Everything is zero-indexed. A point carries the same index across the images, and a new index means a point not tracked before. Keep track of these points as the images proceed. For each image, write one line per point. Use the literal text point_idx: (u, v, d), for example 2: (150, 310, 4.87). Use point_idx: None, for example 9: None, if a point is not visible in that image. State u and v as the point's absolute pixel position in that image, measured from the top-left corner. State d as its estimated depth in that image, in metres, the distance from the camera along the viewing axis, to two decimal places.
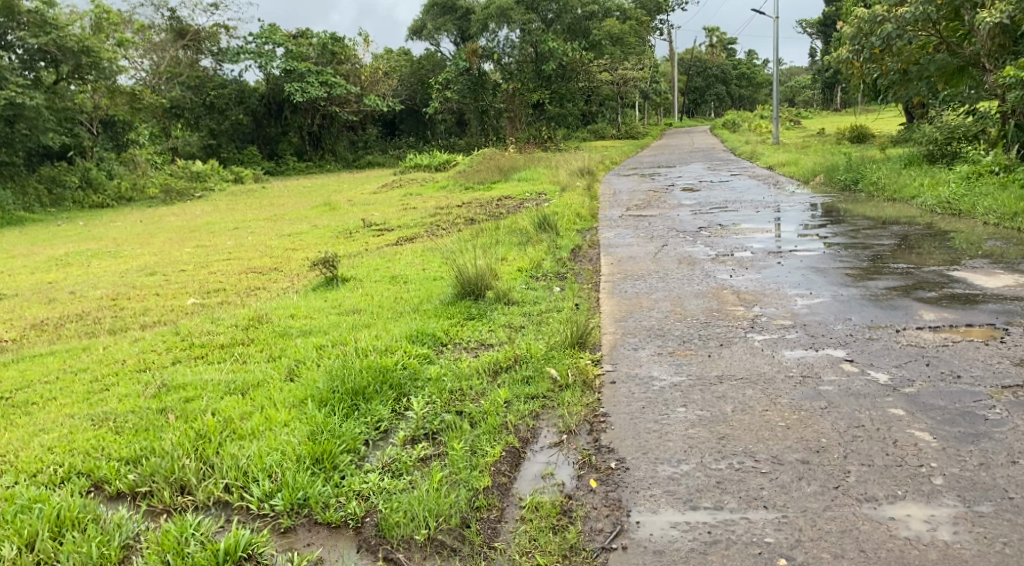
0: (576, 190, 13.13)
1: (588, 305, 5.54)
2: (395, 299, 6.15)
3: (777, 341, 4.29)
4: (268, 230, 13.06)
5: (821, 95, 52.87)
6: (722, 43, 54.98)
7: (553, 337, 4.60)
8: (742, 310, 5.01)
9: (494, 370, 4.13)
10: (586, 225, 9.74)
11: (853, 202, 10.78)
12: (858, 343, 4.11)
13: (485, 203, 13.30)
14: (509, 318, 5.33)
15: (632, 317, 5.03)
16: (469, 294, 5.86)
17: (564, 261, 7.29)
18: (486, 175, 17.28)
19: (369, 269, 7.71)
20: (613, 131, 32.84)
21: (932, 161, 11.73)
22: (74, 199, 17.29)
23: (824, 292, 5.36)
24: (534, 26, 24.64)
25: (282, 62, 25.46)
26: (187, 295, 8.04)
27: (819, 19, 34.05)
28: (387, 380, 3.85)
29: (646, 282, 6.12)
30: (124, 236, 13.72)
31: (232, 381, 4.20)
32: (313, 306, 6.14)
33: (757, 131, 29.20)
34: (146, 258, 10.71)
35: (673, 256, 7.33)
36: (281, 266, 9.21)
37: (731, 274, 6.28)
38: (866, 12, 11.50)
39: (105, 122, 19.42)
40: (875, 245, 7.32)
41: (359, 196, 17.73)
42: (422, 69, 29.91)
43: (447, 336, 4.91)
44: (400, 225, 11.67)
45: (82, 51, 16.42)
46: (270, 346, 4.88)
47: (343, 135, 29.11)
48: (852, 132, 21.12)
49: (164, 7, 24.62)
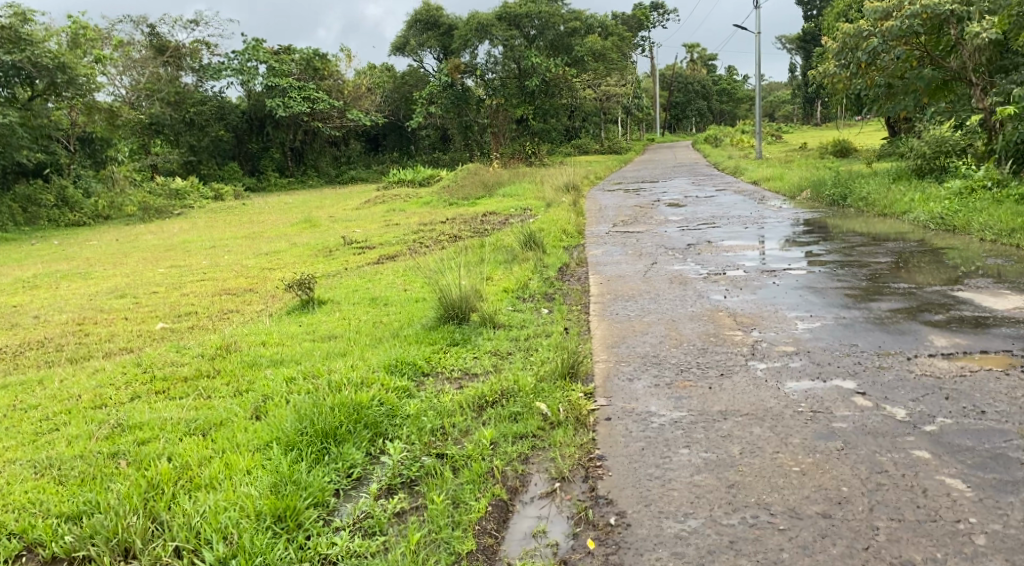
0: (562, 205, 12.90)
1: (577, 330, 5.23)
2: (374, 324, 5.82)
3: (781, 371, 4.00)
4: (246, 249, 12.71)
5: (803, 110, 53.16)
6: (704, 58, 55.19)
7: (541, 367, 4.29)
8: (740, 335, 4.72)
9: (479, 404, 3.82)
10: (573, 242, 9.46)
11: (844, 217, 10.61)
12: (868, 373, 3.83)
13: (468, 219, 13.02)
14: (495, 344, 5.02)
15: (625, 343, 4.72)
16: (453, 317, 5.55)
17: (552, 281, 7.00)
18: (470, 190, 17.01)
19: (347, 290, 7.37)
20: (597, 146, 32.77)
21: (921, 176, 11.56)
22: (49, 217, 16.85)
23: (826, 315, 5.09)
24: (517, 42, 24.44)
25: (264, 78, 25.14)
26: (157, 319, 7.69)
27: (800, 34, 34.15)
28: (361, 418, 3.53)
29: (637, 304, 5.82)
30: (97, 256, 13.31)
31: (194, 418, 3.88)
32: (287, 332, 5.80)
33: (740, 146, 29.17)
34: (116, 280, 10.33)
35: (664, 275, 7.06)
36: (256, 288, 8.88)
37: (726, 294, 6.00)
38: (852, 27, 11.36)
39: (83, 140, 19.29)
40: (873, 263, 7.07)
41: (340, 212, 17.38)
42: (406, 85, 29.58)
43: (429, 366, 4.60)
44: (381, 242, 11.36)
45: (58, 67, 15.88)
46: (239, 379, 4.54)
47: (326, 151, 28.81)
48: (836, 146, 21.04)
49: (144, 23, 24.26)
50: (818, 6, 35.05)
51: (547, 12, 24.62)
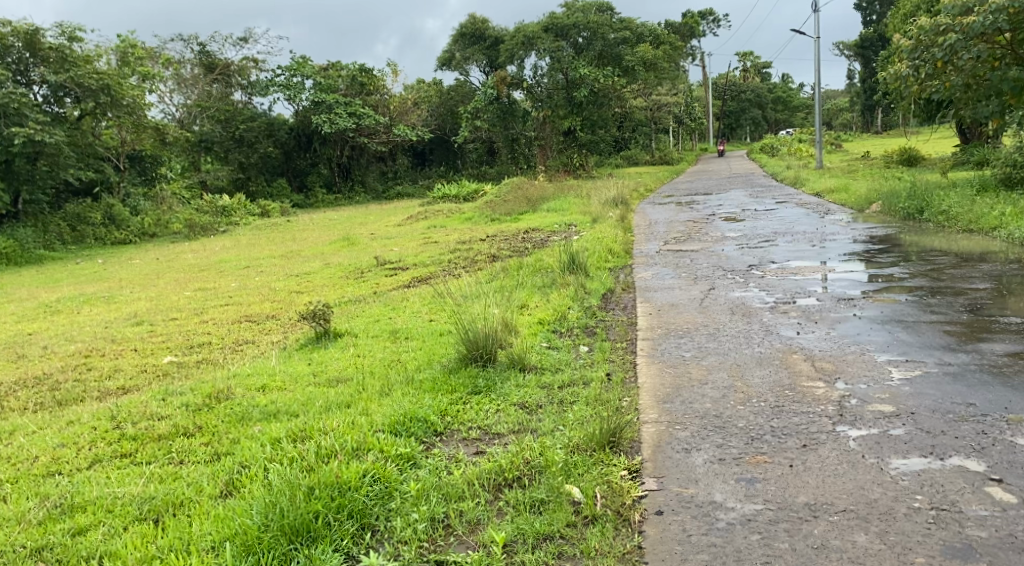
0: (609, 220, 12.14)
1: (623, 377, 4.43)
2: (390, 364, 5.09)
3: (881, 442, 3.20)
4: (278, 269, 12.17)
5: (862, 118, 51.37)
6: (757, 67, 53.83)
7: (576, 430, 3.50)
8: (822, 389, 3.89)
9: (493, 483, 3.10)
10: (619, 263, 8.62)
11: (921, 232, 9.64)
12: (998, 449, 3.03)
13: (509, 237, 12.29)
14: (524, 393, 4.27)
15: (679, 398, 3.90)
16: (477, 359, 4.79)
17: (594, 310, 6.22)
18: (513, 205, 16.32)
19: (367, 321, 6.67)
20: (647, 157, 31.84)
21: (1009, 186, 10.69)
22: (95, 235, 16.47)
23: (925, 361, 4.24)
24: (564, 53, 23.72)
25: (311, 94, 24.87)
26: (166, 352, 7.07)
27: (857, 41, 32.78)
28: (343, 506, 2.89)
29: (692, 342, 5.00)
30: (131, 277, 12.91)
31: (151, 492, 3.21)
32: (291, 374, 5.10)
33: (797, 156, 28.04)
34: (139, 304, 9.83)
35: (723, 303, 6.20)
36: (278, 315, 8.26)
37: (799, 329, 5.14)
38: (927, 22, 10.23)
39: (133, 157, 19.29)
40: (968, 289, 6.13)
41: (382, 229, 16.82)
42: (452, 99, 29.07)
43: (445, 423, 3.87)
44: (416, 263, 10.68)
45: (103, 88, 15.57)
46: (220, 439, 3.85)
47: (373, 167, 28.46)
48: (902, 155, 19.85)
49: (194, 41, 24.21)
50: (876, 11, 33.68)
51: (595, 22, 23.91)
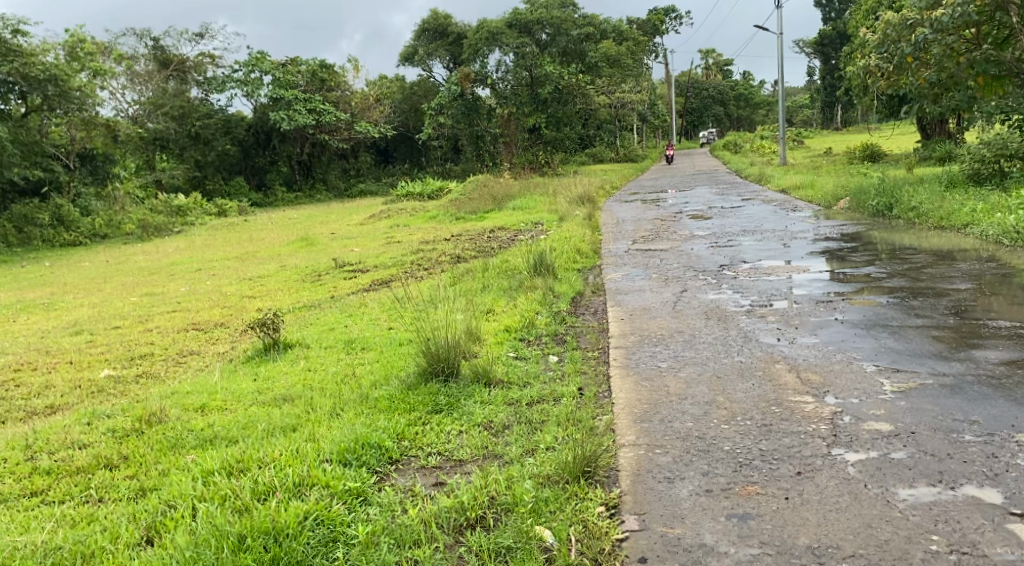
0: (576, 219, 11.83)
1: (595, 391, 4.09)
2: (343, 380, 4.67)
3: (882, 468, 2.90)
4: (233, 272, 11.65)
5: (822, 115, 51.80)
6: (719, 63, 54.02)
7: (546, 458, 3.15)
8: (812, 405, 3.58)
9: (453, 524, 2.77)
10: (588, 264, 8.30)
11: (892, 229, 9.46)
12: (1013, 476, 2.77)
13: (473, 236, 11.92)
14: (490, 412, 3.89)
15: (658, 417, 3.56)
16: (439, 373, 4.39)
17: (563, 315, 5.87)
18: (478, 203, 15.95)
19: (321, 329, 6.25)
20: (612, 155, 31.67)
21: (977, 182, 10.58)
22: (42, 237, 15.75)
23: (918, 370, 3.96)
24: (528, 49, 23.36)
25: (270, 90, 24.22)
26: (104, 364, 6.57)
27: (816, 38, 32.96)
28: (280, 559, 2.55)
29: (668, 351, 4.67)
30: (78, 281, 12.28)
31: (58, 541, 2.79)
32: (234, 391, 4.66)
33: (761, 152, 28.12)
34: (82, 311, 9.27)
35: (699, 306, 5.89)
36: (228, 322, 7.79)
37: (781, 335, 4.84)
38: (894, 16, 9.98)
39: (83, 156, 18.23)
40: (950, 290, 5.90)
41: (343, 228, 16.34)
42: (415, 95, 28.78)
43: (401, 451, 3.48)
44: (377, 265, 10.25)
45: (49, 79, 14.88)
46: (147, 471, 3.42)
47: (335, 164, 27.85)
48: (865, 150, 19.84)
49: (148, 36, 23.43)
50: (836, 8, 33.86)
51: (559, 18, 23.60)
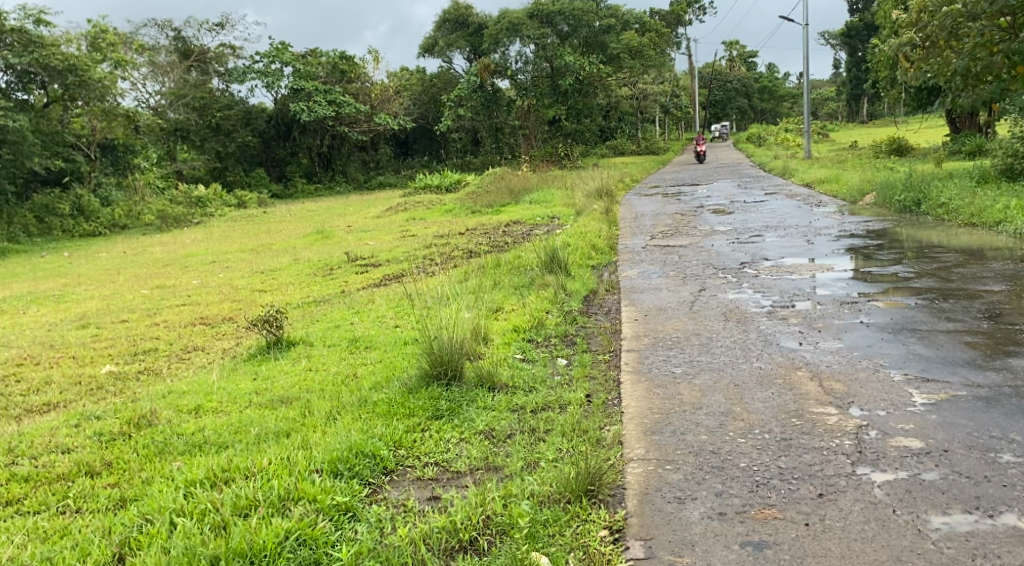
0: (593, 213, 11.60)
1: (604, 398, 3.88)
2: (344, 383, 4.47)
3: (912, 491, 2.67)
4: (246, 265, 11.53)
5: (848, 107, 51.07)
6: (744, 56, 53.40)
7: (548, 473, 2.94)
8: (834, 417, 3.34)
9: (443, 548, 2.58)
10: (603, 261, 8.07)
11: (920, 226, 9.14)
12: None
13: (489, 230, 11.72)
14: (493, 419, 3.68)
15: (669, 428, 3.35)
16: (441, 376, 4.18)
17: (574, 315, 5.65)
18: (496, 196, 15.75)
19: (326, 327, 6.07)
20: (633, 147, 31.32)
21: (1010, 177, 10.22)
22: (62, 227, 15.71)
23: (950, 380, 3.71)
24: (549, 41, 23.07)
25: (290, 81, 24.11)
26: (106, 360, 6.43)
27: (843, 30, 32.37)
28: None
29: (683, 355, 4.45)
30: (92, 272, 12.21)
31: (25, 558, 2.64)
32: (230, 392, 4.48)
33: (784, 146, 27.72)
34: (92, 304, 9.17)
35: (716, 307, 5.66)
36: (235, 318, 7.65)
37: (802, 339, 4.60)
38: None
39: (105, 145, 17.87)
40: (983, 292, 5.62)
41: (359, 221, 16.20)
42: (435, 87, 28.54)
43: (397, 461, 3.28)
44: (389, 259, 10.07)
45: (69, 69, 14.80)
46: (130, 479, 3.26)
47: (355, 156, 27.75)
48: (891, 145, 19.40)
49: (169, 27, 23.40)
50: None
51: (581, 10, 23.29)
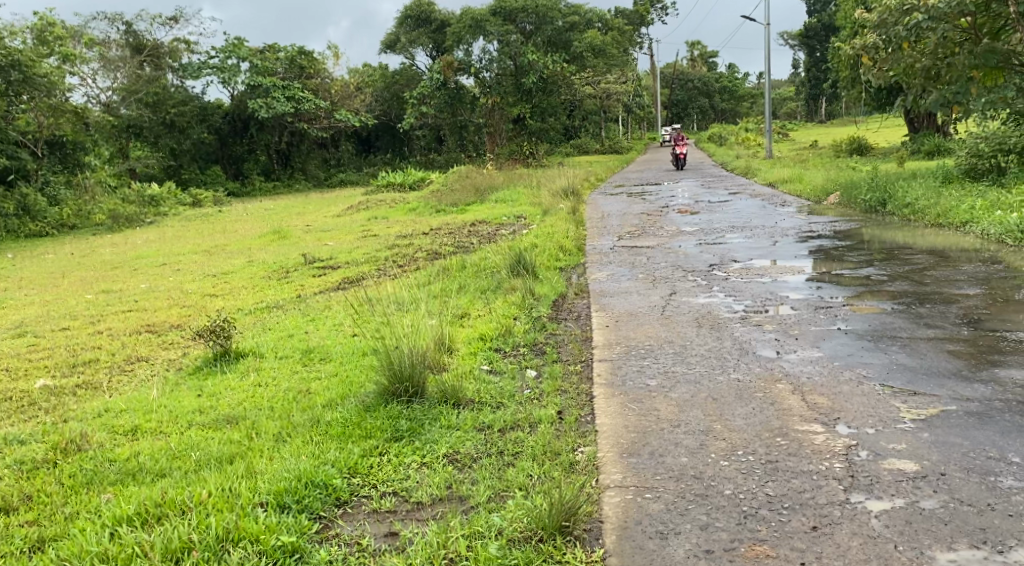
0: (560, 213, 11.37)
1: (576, 415, 3.63)
2: (295, 400, 4.16)
3: (912, 522, 2.48)
4: (198, 267, 11.08)
5: (807, 107, 51.68)
6: (706, 55, 53.70)
7: (518, 506, 2.68)
8: (822, 435, 3.13)
9: None
10: (569, 262, 7.82)
11: (886, 226, 9.07)
12: None
13: (452, 230, 11.42)
14: (457, 440, 3.40)
15: (648, 450, 3.10)
16: (401, 394, 3.88)
17: (543, 321, 5.40)
18: (460, 195, 15.46)
19: (280, 336, 5.73)
20: (597, 145, 31.22)
21: (974, 177, 10.21)
22: (7, 227, 14.89)
23: (938, 392, 3.53)
24: (513, 38, 22.77)
25: (247, 77, 23.48)
26: (42, 372, 6.01)
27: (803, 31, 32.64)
28: None
29: (657, 366, 4.22)
30: (35, 275, 11.64)
31: None
32: (171, 411, 4.14)
33: (745, 145, 27.86)
34: (32, 310, 8.68)
35: (689, 312, 5.44)
36: (185, 325, 7.26)
37: (780, 347, 4.40)
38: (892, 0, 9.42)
39: (52, 143, 17.04)
40: (958, 296, 5.49)
41: (318, 220, 15.77)
42: (397, 83, 28.11)
43: (350, 490, 3.00)
44: (348, 261, 9.72)
45: (11, 65, 14.19)
46: (51, 516, 2.94)
47: (315, 154, 27.23)
48: (852, 144, 19.53)
49: (120, 20, 22.63)
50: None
51: (544, 7, 23.04)
